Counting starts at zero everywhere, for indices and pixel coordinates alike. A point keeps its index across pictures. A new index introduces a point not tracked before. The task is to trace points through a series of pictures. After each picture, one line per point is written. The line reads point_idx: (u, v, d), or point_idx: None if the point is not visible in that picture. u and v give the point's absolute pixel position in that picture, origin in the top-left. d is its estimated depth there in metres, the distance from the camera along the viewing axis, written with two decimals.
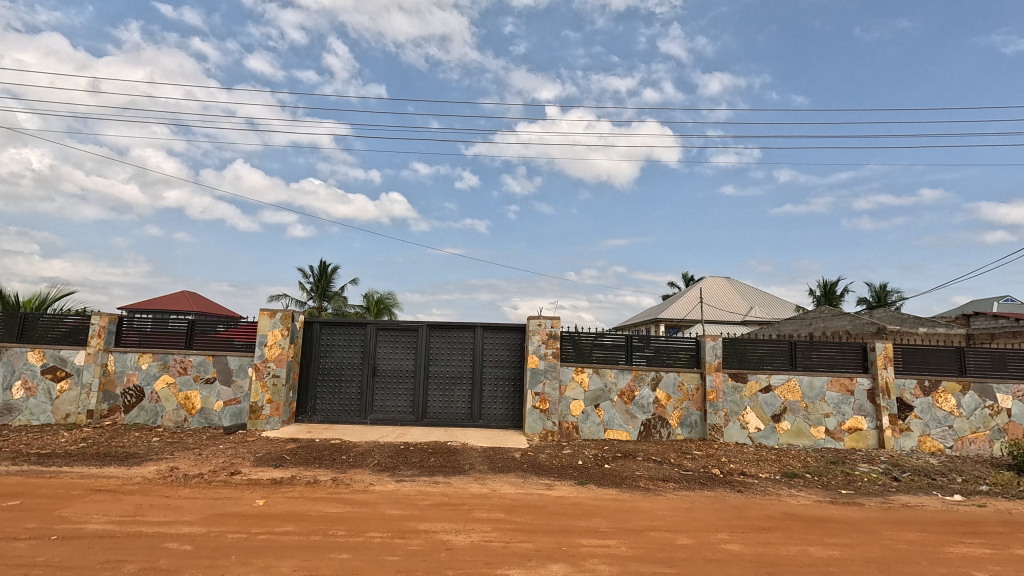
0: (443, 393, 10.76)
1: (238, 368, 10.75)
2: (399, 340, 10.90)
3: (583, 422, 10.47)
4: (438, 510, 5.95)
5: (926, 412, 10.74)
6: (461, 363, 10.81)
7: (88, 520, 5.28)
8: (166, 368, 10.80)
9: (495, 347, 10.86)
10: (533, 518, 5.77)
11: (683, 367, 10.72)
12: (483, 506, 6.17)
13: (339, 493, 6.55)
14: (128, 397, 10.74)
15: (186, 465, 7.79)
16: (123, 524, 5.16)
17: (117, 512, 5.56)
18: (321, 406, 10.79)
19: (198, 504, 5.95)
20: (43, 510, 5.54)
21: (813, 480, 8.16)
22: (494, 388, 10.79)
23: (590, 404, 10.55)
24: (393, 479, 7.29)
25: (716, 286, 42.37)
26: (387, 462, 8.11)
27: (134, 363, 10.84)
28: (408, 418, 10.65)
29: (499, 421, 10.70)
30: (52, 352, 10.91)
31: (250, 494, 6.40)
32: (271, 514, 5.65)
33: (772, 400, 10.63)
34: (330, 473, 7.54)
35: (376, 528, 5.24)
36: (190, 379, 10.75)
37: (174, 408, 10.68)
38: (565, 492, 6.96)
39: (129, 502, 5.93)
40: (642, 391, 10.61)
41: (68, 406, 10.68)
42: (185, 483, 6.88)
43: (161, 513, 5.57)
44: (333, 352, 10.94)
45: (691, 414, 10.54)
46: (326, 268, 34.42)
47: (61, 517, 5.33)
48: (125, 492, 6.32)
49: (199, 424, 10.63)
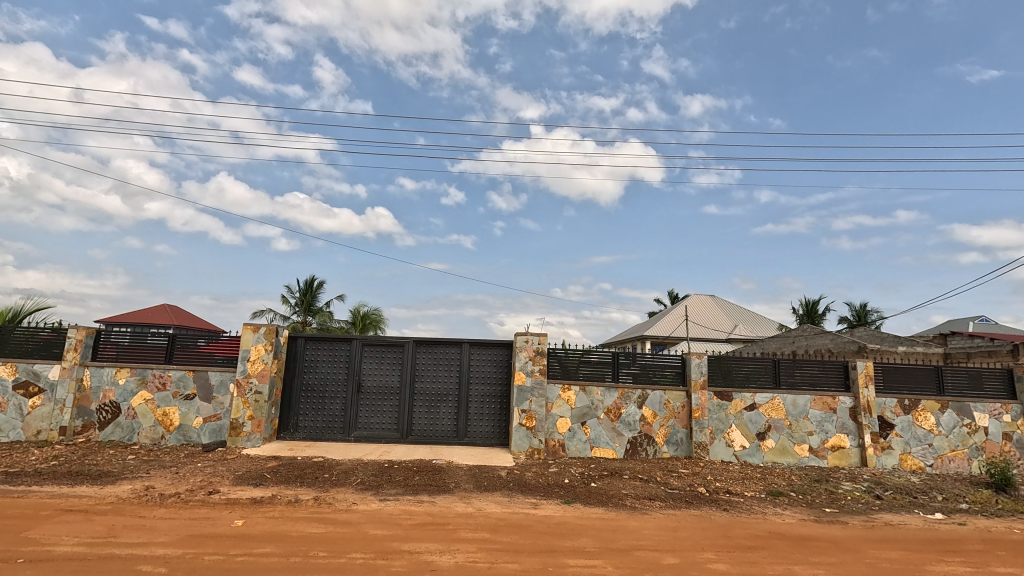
0: (429, 410, 10.64)
1: (218, 384, 10.53)
2: (385, 355, 10.81)
3: (570, 440, 10.41)
4: (421, 530, 5.86)
5: (907, 430, 10.90)
6: (447, 380, 10.73)
7: (58, 542, 5.09)
8: (144, 383, 10.54)
9: (482, 363, 10.82)
10: (519, 538, 5.71)
11: (669, 384, 10.77)
12: (468, 526, 6.08)
13: (321, 513, 6.40)
14: (104, 413, 10.44)
15: (162, 485, 7.55)
16: (95, 546, 4.98)
17: (89, 533, 5.36)
18: (303, 423, 10.60)
19: (174, 525, 5.77)
20: (11, 532, 5.32)
21: (798, 499, 8.20)
22: (480, 405, 10.70)
23: (577, 421, 10.51)
24: (376, 498, 7.17)
25: (702, 304, 42.93)
26: (371, 481, 7.97)
27: (111, 378, 10.57)
28: (394, 435, 10.50)
29: (485, 438, 10.59)
30: (26, 366, 10.59)
31: (229, 514, 6.22)
32: (251, 534, 5.50)
33: (757, 417, 10.70)
34: (312, 492, 7.37)
35: (359, 549, 5.13)
36: (168, 396, 10.49)
37: (151, 424, 10.40)
38: (551, 511, 6.89)
39: (101, 522, 5.74)
40: (628, 408, 10.62)
41: (40, 422, 10.35)
42: (160, 503, 6.67)
43: (135, 534, 5.39)
44: (318, 367, 10.79)
45: (677, 432, 10.56)
46: (313, 281, 34.16)
47: (30, 539, 5.13)
48: (97, 513, 6.10)
49: (178, 441, 10.36)
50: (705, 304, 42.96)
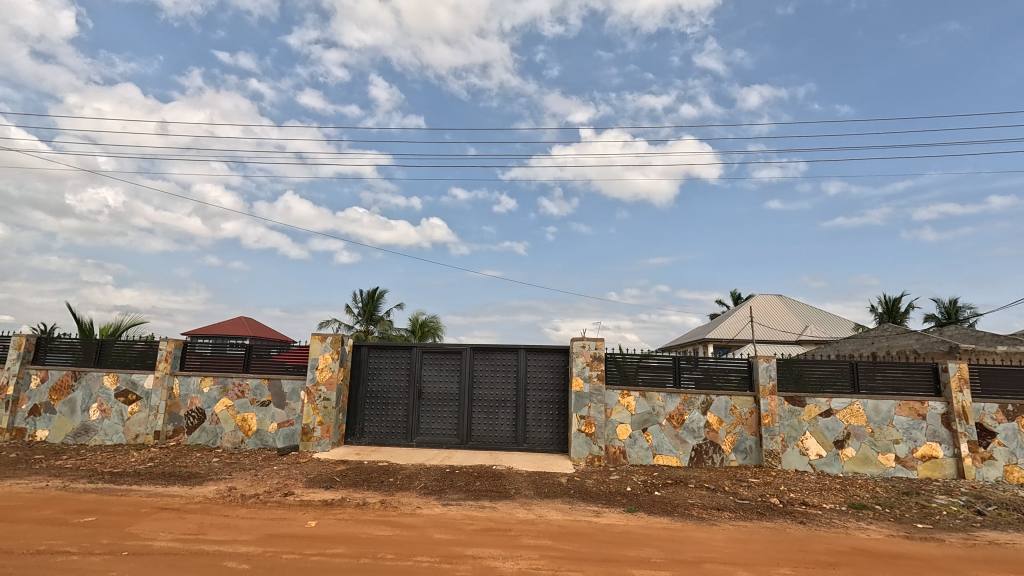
0: (488, 417, 10.75)
1: (291, 391, 11.13)
2: (444, 362, 11.05)
3: (631, 447, 10.19)
4: (484, 535, 5.91)
5: (1012, 439, 9.83)
6: (505, 386, 10.81)
7: (155, 537, 5.57)
8: (225, 391, 11.32)
9: (539, 369, 10.81)
10: (581, 546, 5.64)
11: (735, 390, 10.31)
12: (530, 532, 6.08)
13: (387, 516, 6.61)
14: (191, 419, 11.32)
15: (243, 486, 8.08)
16: (186, 542, 5.40)
17: (182, 530, 5.82)
18: (369, 428, 11.01)
19: (255, 524, 6.15)
20: (117, 527, 5.88)
21: (885, 513, 7.59)
22: (538, 411, 10.68)
23: (638, 428, 10.26)
24: (439, 503, 7.31)
25: (768, 304, 40.84)
26: (434, 485, 8.15)
27: (197, 386, 11.44)
28: (454, 441, 10.69)
29: (544, 444, 10.55)
30: (125, 376, 11.66)
31: (303, 515, 6.56)
32: (323, 535, 5.77)
33: (834, 424, 10.02)
34: (378, 496, 7.63)
35: (424, 552, 5.25)
36: (247, 402, 11.21)
37: (232, 429, 11.15)
38: (614, 520, 6.75)
39: (191, 520, 6.22)
40: (692, 414, 10.25)
41: (138, 427, 11.35)
42: (242, 503, 7.14)
43: (221, 532, 5.79)
44: (381, 374, 11.19)
45: (745, 439, 10.08)
46: (374, 291, 35.52)
47: (132, 534, 5.64)
48: (188, 511, 6.62)
49: (255, 445, 11.03)
50: (772, 304, 40.83)
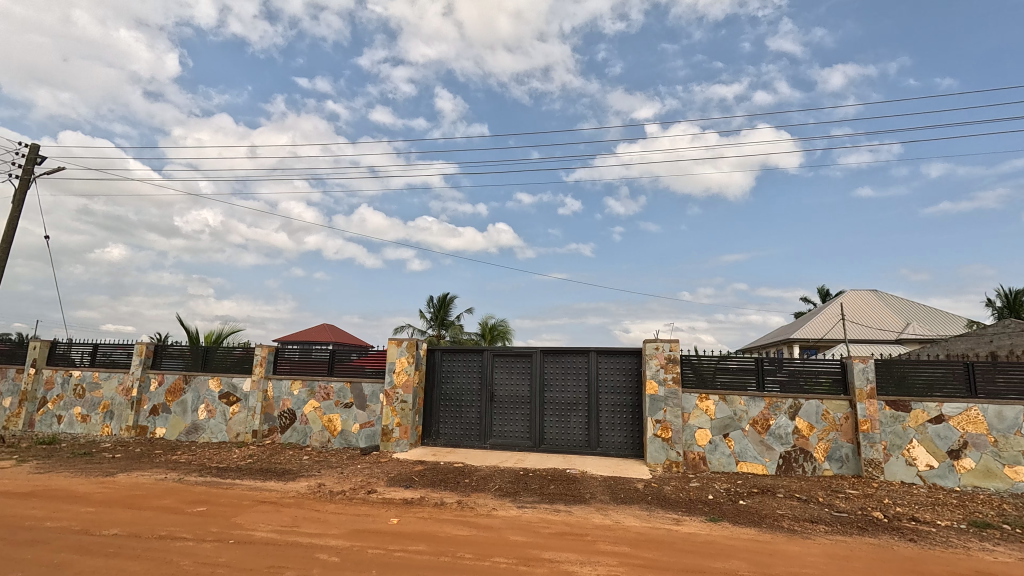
0: (560, 420, 10.70)
1: (371, 394, 11.68)
2: (515, 365, 11.14)
3: (711, 453, 9.73)
4: (560, 539, 5.88)
5: None
6: (576, 389, 10.71)
7: (257, 528, 6.05)
8: (312, 393, 12.10)
9: (611, 372, 10.61)
10: (661, 555, 5.45)
11: (827, 394, 9.55)
12: (607, 538, 5.97)
13: (464, 516, 6.75)
14: (284, 419, 12.19)
15: (330, 483, 8.59)
16: (283, 534, 5.82)
17: (279, 522, 6.29)
18: (444, 430, 11.32)
19: (342, 519, 6.52)
20: (224, 517, 6.45)
21: (1015, 534, 6.69)
22: (611, 415, 10.48)
23: (719, 433, 9.78)
24: (514, 505, 7.36)
25: (861, 301, 37.53)
26: (509, 487, 8.22)
27: (288, 389, 12.31)
28: (527, 444, 10.73)
29: (619, 449, 10.33)
30: (227, 379, 12.79)
31: (386, 512, 6.86)
32: (405, 532, 6.00)
33: (946, 432, 8.97)
34: (455, 496, 7.81)
35: (502, 554, 5.30)
36: (332, 404, 11.91)
37: (319, 429, 11.88)
38: (695, 529, 6.47)
39: (287, 513, 6.70)
40: (778, 420, 9.61)
41: (238, 426, 12.40)
42: (330, 499, 7.59)
43: (313, 525, 6.19)
44: (454, 377, 11.48)
45: (841, 447, 9.30)
46: (445, 297, 36.54)
47: (237, 524, 6.17)
48: (284, 505, 7.14)
49: (341, 444, 11.68)
50: (866, 301, 37.48)
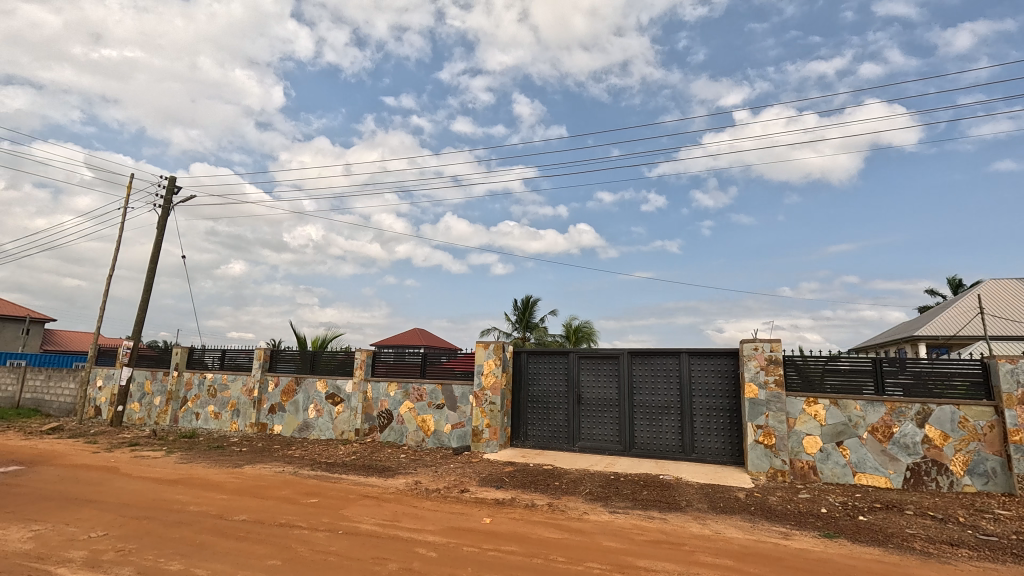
0: (651, 423, 10.35)
1: (461, 395, 12.05)
2: (601, 368, 10.96)
3: (823, 462, 8.90)
4: (656, 547, 5.68)
5: None
6: (667, 392, 10.31)
7: (362, 520, 6.49)
8: (407, 394, 12.74)
9: (704, 374, 10.09)
10: (769, 571, 5.07)
11: (964, 398, 8.37)
12: (707, 549, 5.67)
13: (555, 519, 6.75)
14: (382, 419, 12.95)
15: (426, 480, 8.98)
16: (386, 527, 6.18)
17: (381, 516, 6.69)
18: (532, 432, 11.40)
19: (438, 516, 6.79)
20: (334, 508, 6.99)
21: None
22: (707, 419, 9.95)
23: (831, 441, 8.91)
24: (606, 510, 7.23)
25: (1004, 292, 32.51)
26: (600, 492, 8.09)
27: (385, 390, 13.06)
28: (617, 447, 10.50)
29: (716, 455, 9.78)
30: (332, 381, 13.85)
31: (479, 511, 7.05)
32: (498, 532, 6.11)
33: None
34: (546, 498, 7.83)
35: (595, 559, 5.23)
36: (425, 405, 12.45)
37: (414, 429, 12.47)
38: (807, 544, 5.95)
39: (388, 508, 7.11)
40: (903, 427, 8.58)
41: (343, 424, 13.37)
42: (427, 496, 7.93)
43: (412, 521, 6.52)
44: (541, 379, 11.54)
45: (985, 461, 8.07)
46: (529, 300, 36.86)
47: (345, 516, 6.65)
48: (385, 500, 7.59)
49: (434, 444, 12.17)
50: (1010, 292, 32.40)
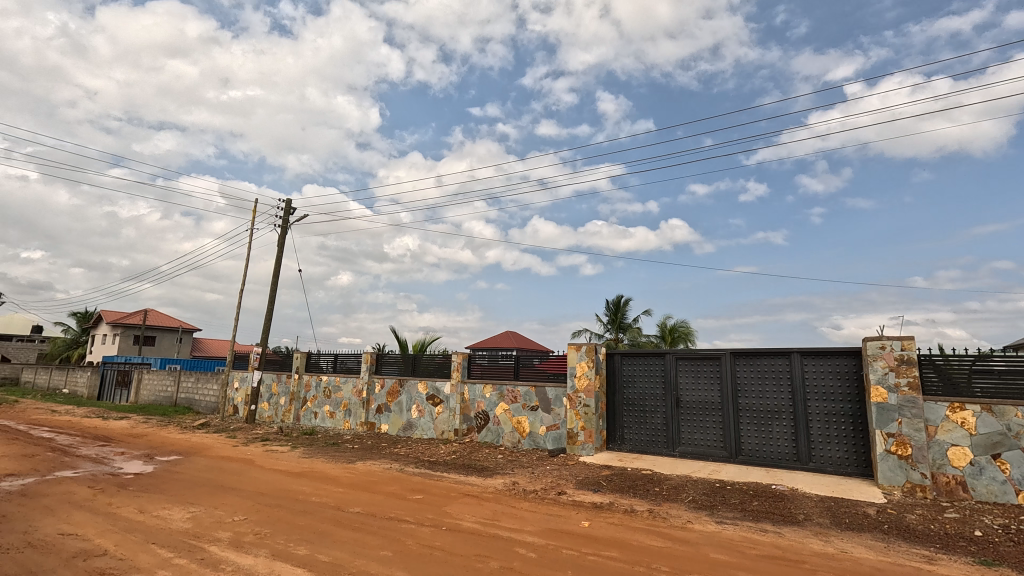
0: (760, 429, 9.63)
1: (554, 398, 12.03)
2: (702, 369, 10.42)
3: (975, 478, 7.60)
4: (770, 563, 5.26)
5: None
6: (778, 395, 9.54)
7: (464, 517, 6.73)
8: (502, 396, 13.01)
9: (821, 376, 9.20)
10: None
11: None
12: (832, 569, 5.14)
13: (657, 526, 6.51)
14: (479, 419, 13.34)
15: (524, 481, 9.11)
16: (486, 526, 6.36)
17: (482, 515, 6.90)
18: (629, 435, 11.11)
19: (536, 517, 6.85)
20: (437, 505, 7.33)
21: None
22: (826, 425, 9.05)
23: (985, 453, 7.61)
24: (712, 520, 6.83)
25: None
26: (705, 500, 7.68)
27: (481, 392, 13.44)
28: (721, 454, 9.90)
29: (838, 466, 8.85)
30: (431, 383, 14.54)
31: (577, 514, 7.00)
32: (597, 537, 6.03)
33: None
34: (646, 504, 7.58)
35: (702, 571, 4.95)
36: (520, 407, 12.63)
37: (510, 430, 12.69)
38: (957, 571, 5.18)
39: (488, 507, 7.31)
40: None
41: (443, 424, 13.97)
42: (524, 497, 8.04)
43: (511, 521, 6.64)
44: (636, 382, 11.22)
45: None
46: (620, 300, 36.03)
47: (448, 512, 6.94)
48: (485, 499, 7.81)
49: (530, 445, 12.29)
50: None
